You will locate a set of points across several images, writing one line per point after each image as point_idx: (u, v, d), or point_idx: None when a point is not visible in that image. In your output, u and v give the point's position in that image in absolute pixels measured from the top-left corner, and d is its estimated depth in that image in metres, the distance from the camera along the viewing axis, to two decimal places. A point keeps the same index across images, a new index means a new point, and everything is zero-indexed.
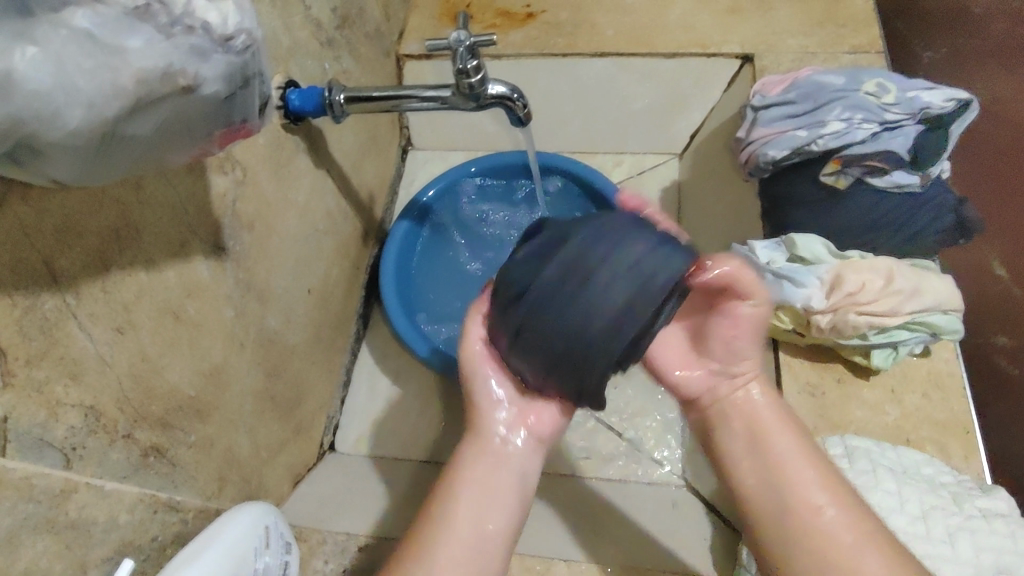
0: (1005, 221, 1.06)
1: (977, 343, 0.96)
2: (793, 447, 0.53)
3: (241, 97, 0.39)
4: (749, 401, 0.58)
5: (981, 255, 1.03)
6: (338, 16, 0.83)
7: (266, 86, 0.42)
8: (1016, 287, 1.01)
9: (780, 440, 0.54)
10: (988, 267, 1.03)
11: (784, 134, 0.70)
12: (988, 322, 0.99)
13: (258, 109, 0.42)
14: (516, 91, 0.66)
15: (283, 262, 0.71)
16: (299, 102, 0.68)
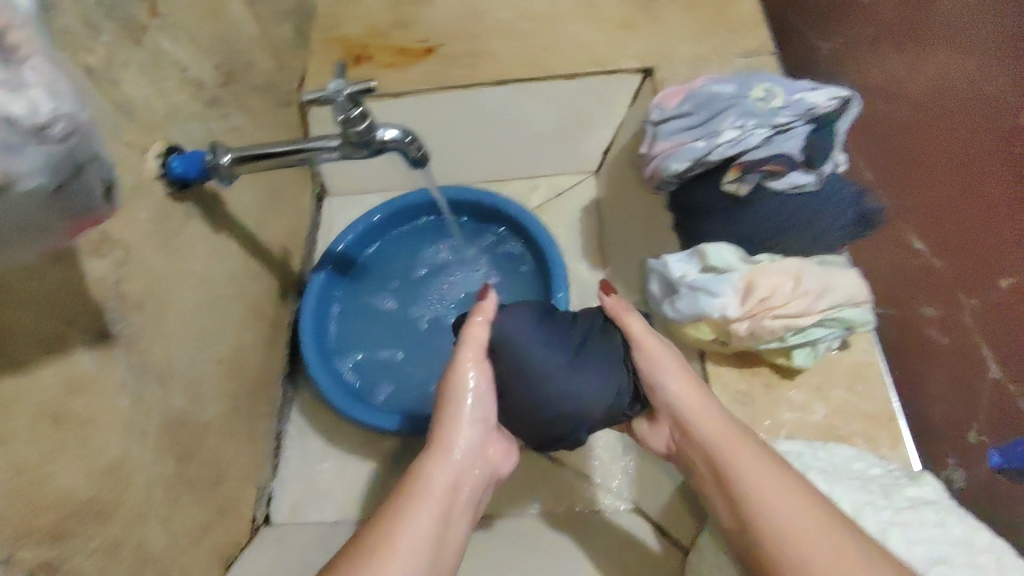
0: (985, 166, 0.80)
1: (900, 320, 0.83)
2: (761, 464, 0.55)
3: (77, 184, 0.35)
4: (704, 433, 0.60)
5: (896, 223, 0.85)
6: (222, 74, 0.80)
7: (110, 167, 0.38)
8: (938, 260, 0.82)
9: (748, 467, 0.55)
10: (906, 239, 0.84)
11: (684, 146, 0.70)
12: (922, 296, 0.82)
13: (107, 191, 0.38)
14: (409, 134, 0.64)
15: (185, 336, 0.67)
16: (182, 167, 0.64)
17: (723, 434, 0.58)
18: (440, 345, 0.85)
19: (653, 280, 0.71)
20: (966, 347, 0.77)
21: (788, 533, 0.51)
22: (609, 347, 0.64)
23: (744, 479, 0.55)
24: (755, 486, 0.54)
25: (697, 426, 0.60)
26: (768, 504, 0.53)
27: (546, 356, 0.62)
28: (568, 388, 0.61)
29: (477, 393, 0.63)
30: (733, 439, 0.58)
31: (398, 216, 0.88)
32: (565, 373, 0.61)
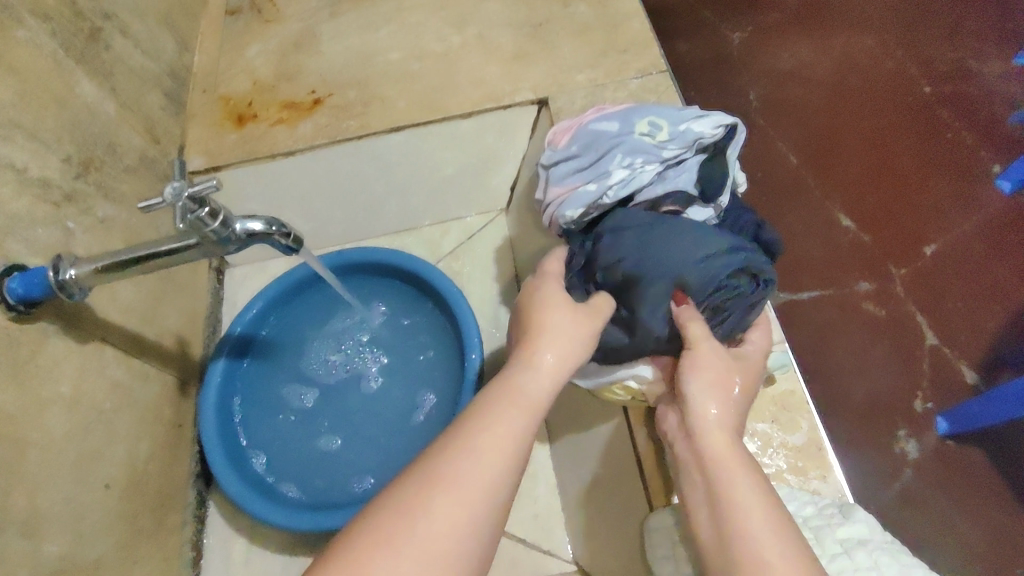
0: (858, 178, 1.06)
1: (839, 301, 0.98)
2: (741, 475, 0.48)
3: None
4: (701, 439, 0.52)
5: (825, 209, 1.04)
6: (78, 164, 0.73)
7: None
8: (862, 235, 1.02)
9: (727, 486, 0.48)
10: (833, 220, 1.03)
11: (575, 191, 0.67)
12: (874, 265, 1.00)
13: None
14: (274, 223, 0.58)
15: (54, 470, 0.60)
16: (23, 287, 0.57)
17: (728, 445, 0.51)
18: (360, 424, 0.80)
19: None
20: (896, 317, 0.97)
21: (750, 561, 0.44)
22: (713, 268, 0.59)
23: (734, 500, 0.47)
24: (742, 509, 0.46)
25: (701, 434, 0.52)
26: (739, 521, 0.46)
27: (646, 257, 0.60)
28: (644, 297, 0.59)
29: (565, 311, 0.57)
30: (739, 462, 0.49)
31: (295, 288, 0.83)
32: (652, 250, 0.60)
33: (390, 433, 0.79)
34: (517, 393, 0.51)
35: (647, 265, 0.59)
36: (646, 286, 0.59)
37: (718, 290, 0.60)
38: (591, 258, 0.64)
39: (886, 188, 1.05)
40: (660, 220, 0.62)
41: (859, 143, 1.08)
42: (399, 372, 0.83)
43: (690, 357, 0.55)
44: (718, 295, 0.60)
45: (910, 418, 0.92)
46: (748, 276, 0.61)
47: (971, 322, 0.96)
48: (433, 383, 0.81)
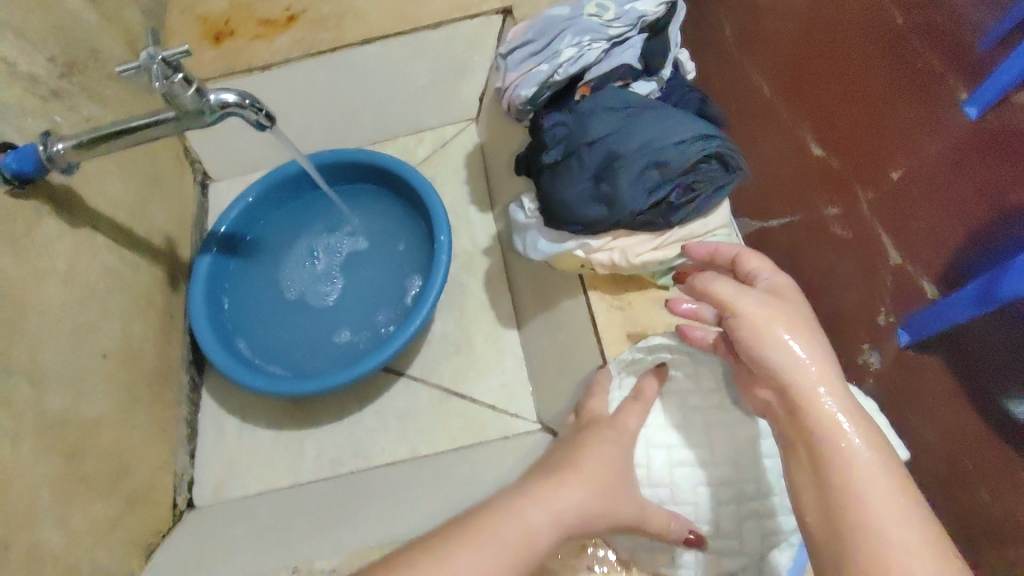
0: (864, 64, 0.74)
1: (804, 223, 0.81)
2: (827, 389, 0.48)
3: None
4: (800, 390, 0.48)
5: (793, 131, 0.82)
6: (63, 64, 0.77)
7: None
8: (834, 161, 0.78)
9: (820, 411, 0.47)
10: (801, 143, 0.81)
11: (530, 73, 0.71)
12: (845, 186, 0.77)
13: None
14: (246, 96, 0.63)
15: (53, 333, 0.65)
16: (17, 163, 0.61)
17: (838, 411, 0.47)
18: (341, 312, 0.85)
19: (517, 241, 0.75)
20: (866, 235, 0.75)
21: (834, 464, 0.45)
22: (688, 152, 0.63)
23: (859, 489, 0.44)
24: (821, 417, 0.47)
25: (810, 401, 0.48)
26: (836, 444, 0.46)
27: (624, 139, 0.64)
28: (620, 177, 0.63)
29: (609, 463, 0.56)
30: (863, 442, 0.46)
31: (277, 190, 0.88)
32: (638, 139, 0.63)
33: (370, 318, 0.85)
34: (527, 532, 0.49)
35: (624, 147, 0.63)
36: (625, 165, 0.63)
37: (692, 173, 0.64)
38: (569, 137, 0.66)
39: (896, 77, 0.71)
40: (638, 107, 0.66)
41: (841, 51, 0.76)
42: (378, 265, 0.88)
43: (735, 315, 0.51)
44: (689, 177, 0.64)
45: (872, 333, 0.75)
46: (718, 162, 0.65)
47: (935, 244, 0.69)
48: (410, 269, 0.87)
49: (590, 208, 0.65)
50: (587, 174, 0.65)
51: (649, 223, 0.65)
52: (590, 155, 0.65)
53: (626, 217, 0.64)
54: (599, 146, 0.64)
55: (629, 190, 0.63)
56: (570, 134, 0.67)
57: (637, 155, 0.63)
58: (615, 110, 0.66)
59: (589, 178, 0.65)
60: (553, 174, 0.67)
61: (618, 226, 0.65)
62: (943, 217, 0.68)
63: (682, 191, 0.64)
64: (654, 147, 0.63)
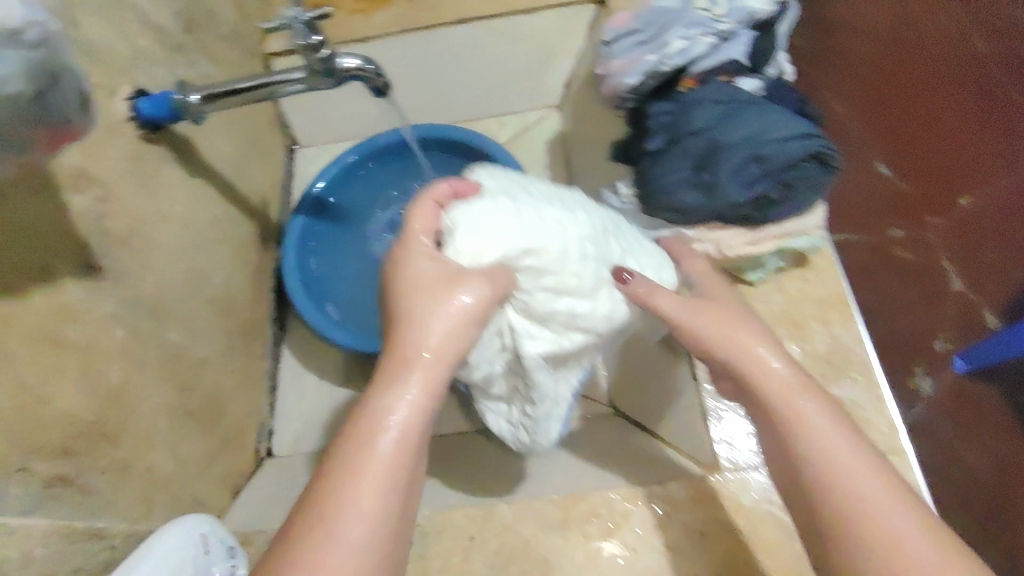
0: (909, 115, 0.82)
1: (871, 246, 0.81)
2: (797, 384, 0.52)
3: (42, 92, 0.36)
4: (763, 393, 0.52)
5: (859, 153, 0.84)
6: (184, 20, 0.79)
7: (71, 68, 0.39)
8: (903, 184, 0.81)
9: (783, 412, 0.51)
10: (866, 164, 0.84)
11: (635, 62, 0.73)
12: (911, 208, 0.80)
13: (78, 102, 0.40)
14: (371, 63, 0.66)
15: (170, 276, 0.69)
16: (152, 108, 0.66)
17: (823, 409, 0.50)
18: None
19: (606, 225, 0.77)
20: (926, 263, 0.78)
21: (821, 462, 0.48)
22: (790, 148, 0.63)
23: (855, 496, 0.47)
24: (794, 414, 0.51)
25: (790, 405, 0.51)
26: (812, 440, 0.49)
27: (728, 131, 0.64)
28: (720, 168, 0.64)
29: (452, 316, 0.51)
30: (844, 440, 0.49)
31: (380, 152, 0.91)
32: (741, 132, 0.64)
33: None
34: (393, 438, 0.48)
35: (726, 139, 0.64)
36: (725, 157, 0.64)
37: (792, 169, 0.64)
38: (673, 125, 0.68)
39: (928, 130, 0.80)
40: (743, 100, 0.67)
41: (917, 83, 0.81)
42: None
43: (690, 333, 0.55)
44: (788, 173, 0.64)
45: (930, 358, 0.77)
46: (818, 160, 0.64)
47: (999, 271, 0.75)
48: None
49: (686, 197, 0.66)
50: (687, 162, 0.66)
51: (743, 217, 0.66)
52: (691, 144, 0.66)
53: (721, 207, 0.65)
54: (701, 136, 0.65)
55: (727, 182, 0.64)
56: (673, 123, 0.68)
57: (739, 147, 0.63)
58: (720, 102, 0.66)
59: (688, 167, 0.66)
60: (654, 161, 0.69)
61: (712, 216, 0.66)
62: (1011, 254, 0.74)
63: (780, 187, 0.64)
64: (757, 140, 0.63)
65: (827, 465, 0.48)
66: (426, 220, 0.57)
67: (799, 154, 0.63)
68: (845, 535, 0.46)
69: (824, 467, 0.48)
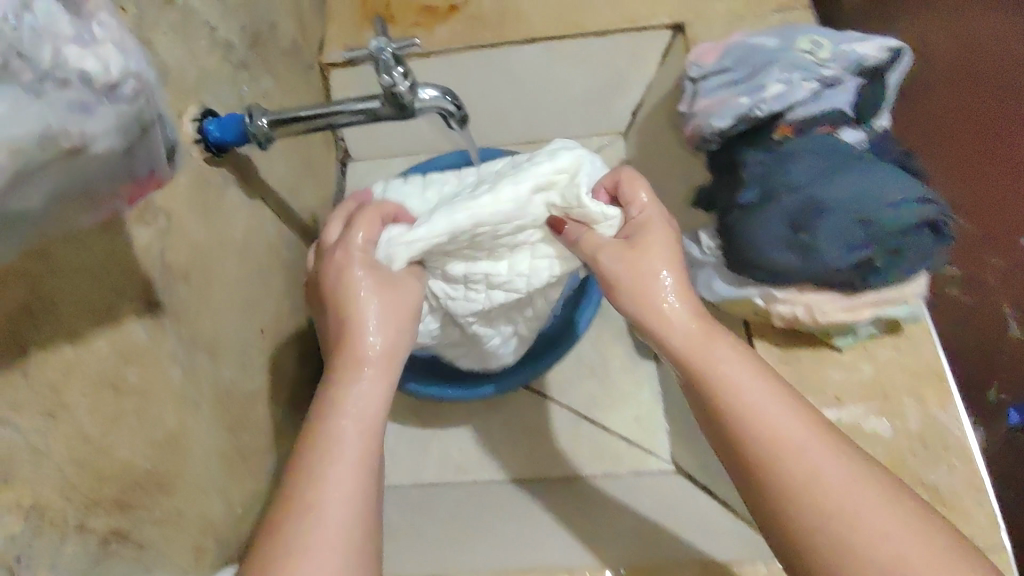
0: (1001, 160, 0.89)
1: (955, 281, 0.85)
2: (742, 365, 0.53)
3: (136, 144, 0.33)
4: (716, 379, 0.53)
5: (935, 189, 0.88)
6: (249, 35, 0.77)
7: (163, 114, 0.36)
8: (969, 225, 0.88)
9: (746, 400, 0.52)
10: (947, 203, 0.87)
11: (726, 103, 0.69)
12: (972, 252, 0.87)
13: (167, 150, 0.37)
14: (449, 94, 0.63)
15: (226, 306, 0.67)
16: (219, 131, 0.63)
17: (729, 359, 0.54)
18: None
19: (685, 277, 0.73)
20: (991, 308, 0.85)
21: (807, 480, 0.48)
22: (901, 214, 0.59)
23: (825, 489, 0.48)
24: (753, 398, 0.52)
25: (711, 367, 0.54)
26: (767, 427, 0.50)
27: (832, 190, 0.60)
28: (823, 230, 0.59)
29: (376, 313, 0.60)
30: (762, 391, 0.52)
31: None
32: (846, 193, 0.60)
33: None
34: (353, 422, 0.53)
35: (829, 200, 0.60)
36: (828, 219, 0.60)
37: (903, 236, 0.59)
38: (767, 179, 0.63)
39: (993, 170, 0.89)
40: (847, 157, 0.62)
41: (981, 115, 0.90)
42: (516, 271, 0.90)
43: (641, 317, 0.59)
44: (898, 241, 0.59)
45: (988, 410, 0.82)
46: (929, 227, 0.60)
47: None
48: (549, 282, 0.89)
49: (780, 259, 0.62)
50: (783, 221, 0.61)
51: (843, 283, 0.61)
52: (790, 202, 0.61)
53: (821, 271, 0.60)
54: (801, 194, 0.61)
55: (830, 246, 0.59)
56: (768, 177, 0.63)
57: (844, 210, 0.59)
58: (822, 158, 0.62)
59: (784, 227, 0.61)
60: (744, 216, 0.64)
61: (809, 279, 0.62)
62: None
63: (887, 254, 0.60)
64: (864, 203, 0.59)
65: (778, 444, 0.50)
66: (365, 232, 0.63)
67: (909, 220, 0.59)
68: (826, 540, 0.47)
69: (773, 444, 0.50)
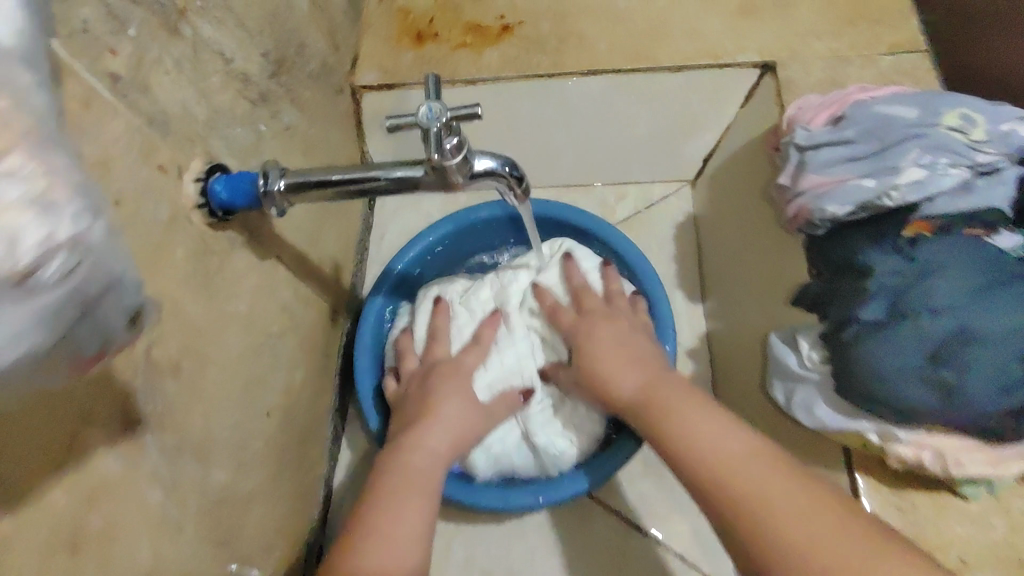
0: None
1: None
2: (693, 407, 0.55)
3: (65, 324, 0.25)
4: (656, 412, 0.57)
5: None
6: (273, 61, 0.65)
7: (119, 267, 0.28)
8: None
9: (703, 444, 0.52)
10: None
11: (844, 184, 0.56)
12: None
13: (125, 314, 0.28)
14: (509, 164, 0.50)
15: (226, 395, 0.57)
16: (227, 192, 0.52)
17: (689, 409, 0.55)
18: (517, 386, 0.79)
19: (776, 388, 0.61)
20: None
21: (764, 513, 0.46)
22: None
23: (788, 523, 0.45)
24: (705, 441, 0.52)
25: (669, 417, 0.56)
26: (713, 461, 0.51)
27: (985, 316, 0.48)
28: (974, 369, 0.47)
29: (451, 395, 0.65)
30: (681, 392, 0.57)
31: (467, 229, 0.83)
32: (1004, 322, 0.48)
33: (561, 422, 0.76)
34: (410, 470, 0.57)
35: (982, 330, 0.48)
36: (980, 354, 0.48)
37: None
38: (898, 292, 0.51)
39: None
40: (1006, 271, 0.50)
41: None
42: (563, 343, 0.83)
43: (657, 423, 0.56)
44: None
45: None
46: None
47: None
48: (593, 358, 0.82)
49: (913, 395, 0.49)
50: (921, 348, 0.49)
51: (986, 430, 0.49)
52: (933, 326, 0.49)
53: (963, 415, 0.48)
54: (947, 316, 0.49)
55: (979, 388, 0.47)
56: (902, 289, 0.51)
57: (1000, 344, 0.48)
58: (975, 271, 0.50)
59: (921, 357, 0.49)
60: (865, 335, 0.51)
61: (943, 421, 0.50)
62: None
63: None
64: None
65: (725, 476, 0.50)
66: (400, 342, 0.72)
67: None
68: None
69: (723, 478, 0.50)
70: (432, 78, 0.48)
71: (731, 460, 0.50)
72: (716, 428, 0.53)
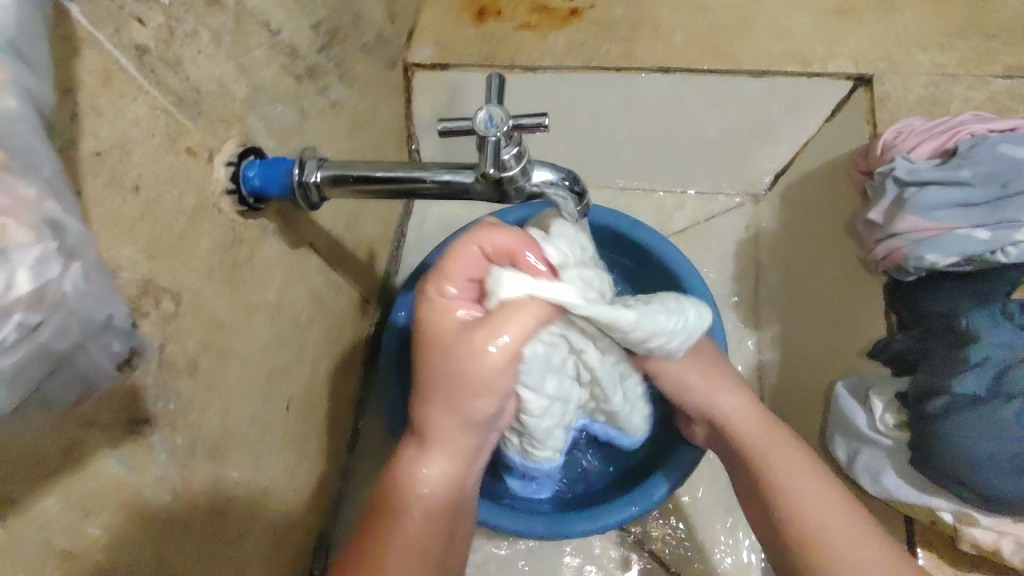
0: None
1: None
2: (803, 461, 0.54)
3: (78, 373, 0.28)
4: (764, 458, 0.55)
5: None
6: (326, 33, 0.59)
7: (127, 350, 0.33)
8: None
9: (802, 496, 0.52)
10: None
11: (949, 232, 0.50)
12: None
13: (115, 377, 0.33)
14: (569, 177, 0.45)
15: (248, 387, 0.53)
16: (261, 179, 0.48)
17: (800, 466, 0.53)
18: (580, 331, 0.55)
19: (840, 445, 0.56)
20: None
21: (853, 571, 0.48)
22: None
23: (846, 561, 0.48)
24: (806, 495, 0.52)
25: (766, 450, 0.55)
26: (818, 519, 0.51)
27: None
28: None
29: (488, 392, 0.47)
30: (784, 442, 0.55)
31: None
32: None
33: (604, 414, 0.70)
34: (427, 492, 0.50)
35: None
36: None
37: None
38: (1002, 367, 0.45)
39: None
40: None
41: None
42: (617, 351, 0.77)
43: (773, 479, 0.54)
44: None
45: None
46: None
47: None
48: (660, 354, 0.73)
49: (992, 481, 0.44)
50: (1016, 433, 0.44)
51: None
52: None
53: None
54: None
55: None
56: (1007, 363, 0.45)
57: None
58: None
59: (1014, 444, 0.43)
60: (957, 410, 0.45)
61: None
62: None
63: None
64: None
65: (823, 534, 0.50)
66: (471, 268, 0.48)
67: None
68: None
69: (821, 536, 0.50)
70: (495, 79, 0.42)
71: (828, 523, 0.50)
72: (814, 490, 0.52)
